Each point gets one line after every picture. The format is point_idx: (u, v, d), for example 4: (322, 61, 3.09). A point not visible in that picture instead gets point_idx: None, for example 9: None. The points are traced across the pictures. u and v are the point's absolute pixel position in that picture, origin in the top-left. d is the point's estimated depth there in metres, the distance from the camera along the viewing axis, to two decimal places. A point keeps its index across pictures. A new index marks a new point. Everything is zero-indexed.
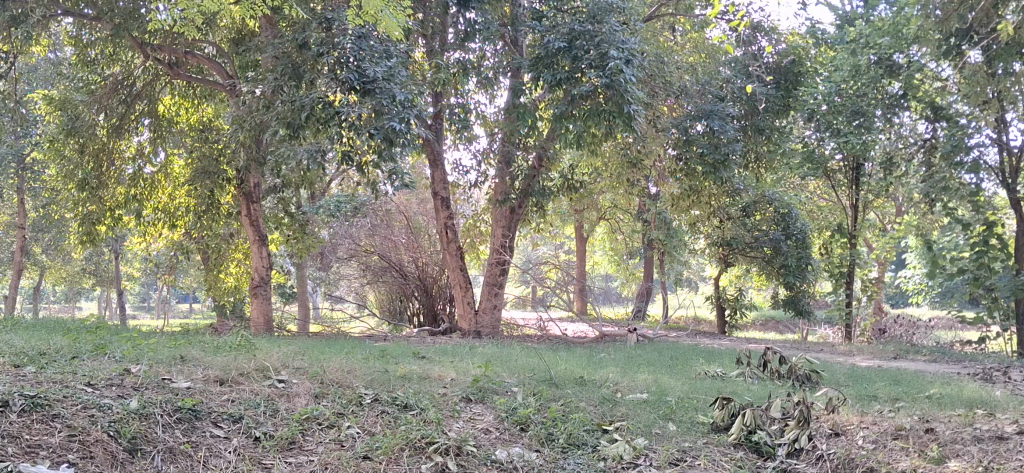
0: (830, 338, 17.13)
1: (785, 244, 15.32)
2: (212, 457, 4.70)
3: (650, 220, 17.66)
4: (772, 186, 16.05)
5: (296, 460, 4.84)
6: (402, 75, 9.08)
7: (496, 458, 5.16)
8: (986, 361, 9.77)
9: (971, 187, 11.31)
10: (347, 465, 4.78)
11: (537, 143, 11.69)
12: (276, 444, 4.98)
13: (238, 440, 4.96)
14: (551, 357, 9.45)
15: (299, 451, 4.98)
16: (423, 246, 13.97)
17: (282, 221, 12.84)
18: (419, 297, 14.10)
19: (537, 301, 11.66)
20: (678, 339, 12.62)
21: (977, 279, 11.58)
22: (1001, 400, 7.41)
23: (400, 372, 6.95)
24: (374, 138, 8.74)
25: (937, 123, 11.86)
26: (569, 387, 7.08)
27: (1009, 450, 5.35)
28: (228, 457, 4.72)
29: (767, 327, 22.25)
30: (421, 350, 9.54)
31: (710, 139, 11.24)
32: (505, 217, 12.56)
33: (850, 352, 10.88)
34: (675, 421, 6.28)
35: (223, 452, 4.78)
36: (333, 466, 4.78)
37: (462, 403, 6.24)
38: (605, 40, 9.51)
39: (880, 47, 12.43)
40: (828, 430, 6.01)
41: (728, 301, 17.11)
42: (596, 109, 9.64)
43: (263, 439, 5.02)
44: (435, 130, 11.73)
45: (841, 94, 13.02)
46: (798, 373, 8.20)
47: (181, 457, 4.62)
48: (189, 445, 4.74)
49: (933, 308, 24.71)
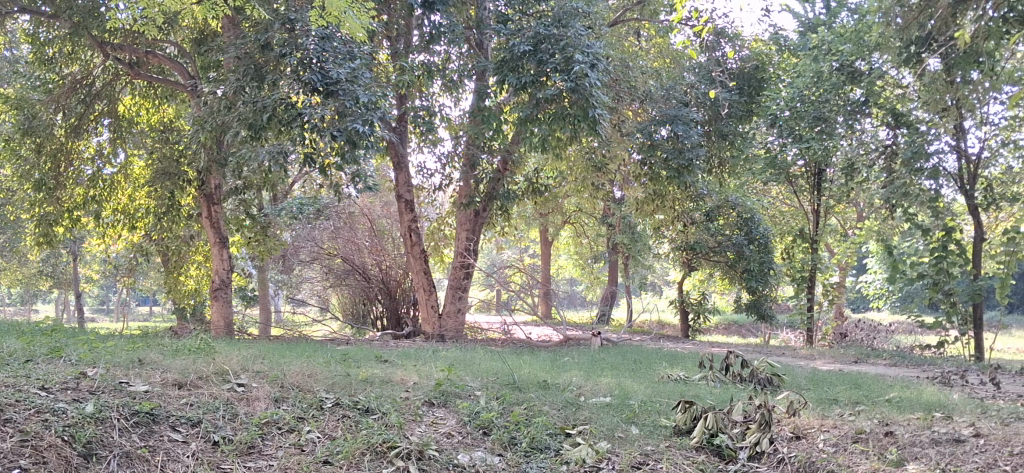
0: (793, 341, 17.26)
1: (748, 249, 15.50)
2: (170, 462, 4.64)
3: (614, 224, 17.73)
4: (735, 190, 16.17)
5: (255, 464, 4.79)
6: (365, 77, 9.01)
7: (458, 462, 5.15)
8: (943, 365, 9.89)
9: (930, 193, 11.41)
10: (308, 469, 4.74)
11: (503, 145, 11.67)
12: (236, 449, 4.92)
13: (197, 444, 4.89)
14: (515, 361, 9.44)
15: (259, 456, 4.92)
16: (387, 249, 13.92)
17: (243, 223, 12.73)
18: (383, 300, 14.07)
19: (501, 305, 11.64)
20: (642, 342, 12.67)
21: (936, 284, 11.76)
22: (958, 403, 7.52)
23: (362, 376, 6.90)
24: (337, 141, 8.67)
25: (899, 130, 11.96)
26: (532, 390, 7.07)
27: (966, 453, 5.43)
28: (186, 461, 4.65)
29: (730, 332, 22.49)
30: (384, 354, 9.49)
31: (674, 144, 11.33)
32: (469, 220, 12.53)
33: (811, 355, 10.99)
34: (638, 425, 6.31)
35: (181, 456, 4.72)
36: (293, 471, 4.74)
37: (424, 406, 6.20)
38: (571, 45, 9.53)
39: (841, 54, 12.43)
40: (789, 433, 6.07)
41: (692, 305, 17.21)
42: (561, 113, 9.68)
43: (222, 444, 4.95)
44: (399, 132, 11.68)
45: (803, 100, 13.18)
46: (759, 377, 8.31)
47: (138, 462, 4.55)
48: (146, 449, 4.68)
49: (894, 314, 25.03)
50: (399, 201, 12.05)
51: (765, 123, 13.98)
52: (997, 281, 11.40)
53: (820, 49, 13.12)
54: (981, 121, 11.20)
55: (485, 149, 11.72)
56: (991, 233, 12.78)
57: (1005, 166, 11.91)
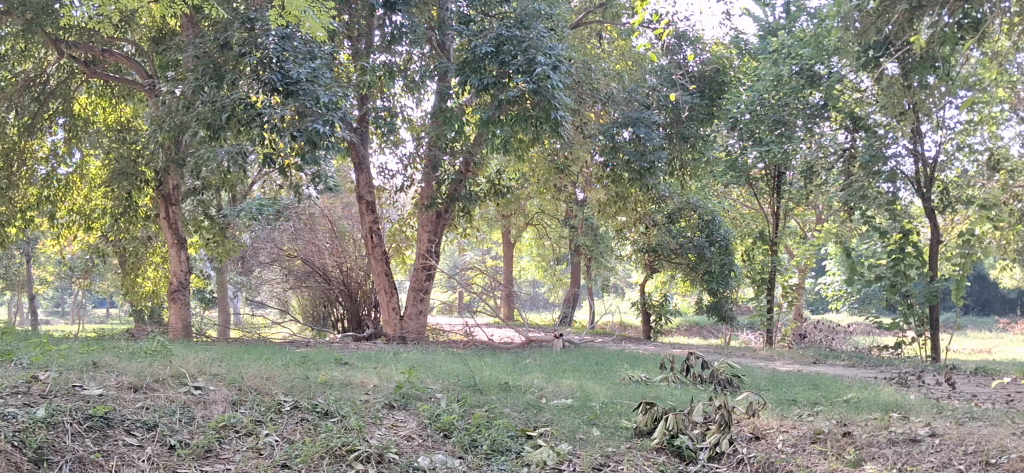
0: (753, 343, 17.40)
1: (709, 251, 15.63)
2: (125, 467, 4.56)
3: (576, 226, 17.78)
4: (696, 192, 16.28)
5: (212, 468, 4.71)
6: (325, 77, 8.92)
7: (419, 465, 5.10)
8: (901, 366, 10.03)
9: (887, 196, 11.56)
10: None
11: (464, 147, 11.64)
12: (192, 453, 4.85)
13: (152, 448, 4.81)
14: (477, 363, 9.41)
15: (216, 460, 4.85)
16: (347, 251, 13.73)
17: (201, 224, 12.63)
18: (343, 302, 13.96)
19: (463, 307, 11.59)
20: (604, 345, 12.69)
21: (893, 286, 11.92)
22: (914, 403, 7.62)
23: (321, 379, 6.82)
24: (297, 141, 8.57)
25: (857, 133, 12.09)
26: (493, 393, 7.04)
27: (922, 452, 5.49)
28: (141, 466, 4.57)
29: (692, 333, 22.66)
30: (344, 356, 9.41)
31: (636, 146, 11.39)
32: (431, 222, 12.48)
33: (772, 356, 11.09)
34: (599, 426, 6.31)
35: (136, 460, 4.64)
36: None
37: (384, 409, 6.15)
38: (533, 46, 9.56)
39: (801, 58, 12.61)
40: (749, 434, 6.10)
41: (653, 306, 17.29)
42: (522, 115, 9.67)
43: (178, 448, 4.88)
44: (360, 133, 11.59)
45: (762, 104, 13.28)
46: (720, 378, 8.37)
47: (91, 467, 4.47)
48: (100, 455, 4.59)
49: (854, 315, 25.34)
50: (360, 203, 11.94)
51: (726, 126, 14.15)
52: (953, 283, 11.58)
53: (780, 53, 13.29)
54: (938, 125, 11.40)
55: (447, 150, 11.67)
56: (947, 235, 12.99)
57: (960, 170, 12.23)
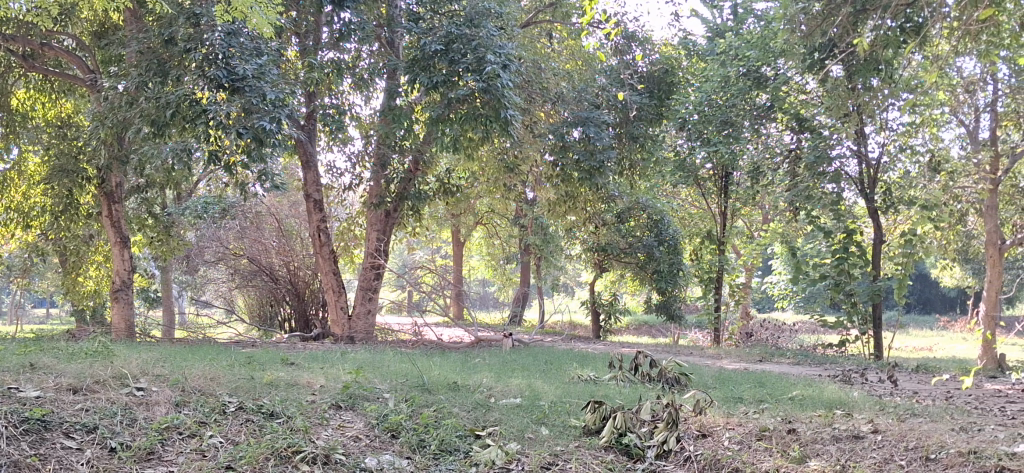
0: (700, 342, 17.57)
1: (657, 250, 15.77)
2: (63, 470, 4.45)
3: (526, 225, 17.79)
4: (645, 192, 16.42)
5: (154, 471, 4.61)
6: (272, 74, 8.79)
7: (366, 466, 5.06)
8: (845, 363, 10.18)
9: (833, 196, 11.73)
10: None
11: (414, 145, 11.59)
12: (134, 455, 4.75)
13: (92, 451, 4.71)
14: (425, 362, 9.38)
15: (158, 462, 4.75)
16: (295, 250, 13.57)
17: (145, 223, 12.46)
18: (290, 302, 13.82)
19: (412, 306, 11.53)
20: (553, 344, 12.70)
21: (838, 285, 12.11)
22: (858, 400, 7.75)
23: (267, 380, 6.73)
24: (242, 138, 8.47)
25: (802, 134, 12.22)
26: (442, 392, 7.02)
27: (865, 449, 5.58)
28: (79, 470, 4.47)
29: (640, 332, 22.82)
30: (290, 356, 9.31)
31: (586, 146, 11.47)
32: (380, 221, 12.39)
33: (719, 355, 11.20)
34: (547, 425, 6.32)
35: (74, 464, 4.53)
36: None
37: (331, 410, 6.09)
38: (482, 45, 9.55)
39: (748, 59, 12.80)
40: (695, 432, 6.16)
41: (603, 305, 17.37)
42: (472, 113, 9.70)
43: (119, 450, 4.78)
44: (307, 131, 11.47)
45: (711, 104, 13.52)
46: (668, 376, 8.44)
47: (26, 472, 4.34)
48: (36, 458, 4.48)
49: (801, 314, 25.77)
50: (308, 201, 11.81)
51: (676, 126, 14.40)
52: (895, 282, 11.79)
53: (728, 55, 13.47)
54: (881, 127, 11.62)
55: (396, 149, 11.62)
56: (889, 235, 13.24)
57: (902, 171, 12.45)
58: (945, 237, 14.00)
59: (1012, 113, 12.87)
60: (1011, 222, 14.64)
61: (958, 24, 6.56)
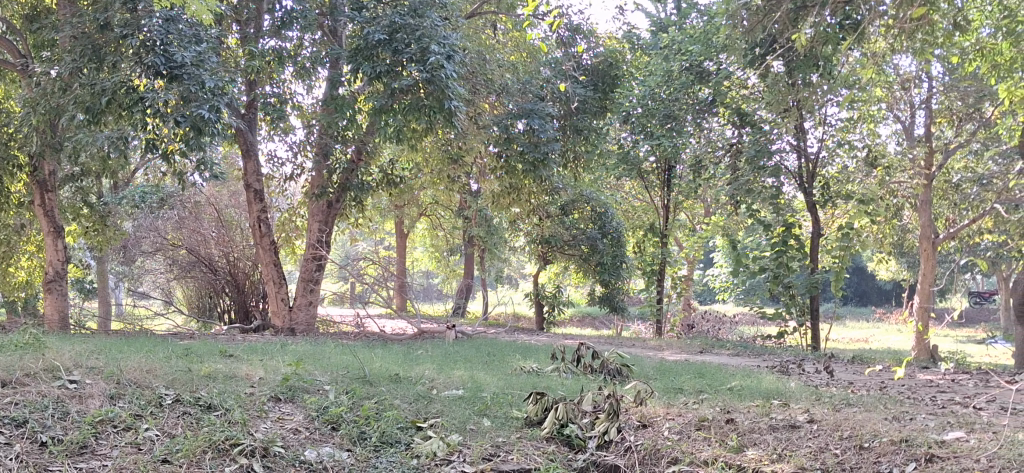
0: (642, 333, 17.72)
1: (601, 243, 15.87)
2: None
3: (469, 217, 17.75)
4: (589, 185, 16.51)
5: (87, 465, 4.52)
6: (212, 62, 8.62)
7: (305, 458, 5.03)
8: (783, 355, 10.35)
9: (772, 190, 11.90)
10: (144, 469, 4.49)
11: (357, 136, 11.49)
12: (66, 449, 4.64)
13: (22, 446, 4.60)
14: (367, 354, 9.32)
15: (92, 456, 4.66)
16: (234, 240, 13.43)
17: (80, 212, 12.21)
18: (229, 294, 13.63)
19: (354, 298, 11.43)
20: (496, 335, 12.72)
21: (777, 277, 12.30)
22: (795, 390, 7.89)
23: (205, 372, 6.62)
24: (181, 127, 8.33)
25: (744, 129, 12.46)
26: (383, 384, 6.98)
27: (801, 438, 5.67)
28: (8, 464, 4.35)
29: (584, 324, 22.97)
30: (229, 349, 9.16)
31: (529, 138, 11.52)
32: (321, 212, 12.25)
33: (661, 346, 11.31)
34: (489, 417, 6.31)
35: (3, 459, 4.41)
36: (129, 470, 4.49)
37: (270, 402, 6.01)
38: (426, 35, 9.51)
39: (691, 54, 12.96)
40: (636, 422, 6.22)
41: (547, 297, 17.41)
42: (415, 104, 9.62)
43: (50, 444, 4.67)
44: (247, 119, 11.29)
45: (654, 98, 13.62)
46: (609, 368, 8.49)
47: None
48: None
49: (742, 308, 26.16)
50: (248, 191, 11.65)
51: (620, 120, 14.49)
52: (833, 275, 12.00)
53: (671, 49, 13.58)
54: (820, 122, 11.82)
55: (339, 139, 11.50)
56: (828, 228, 13.48)
57: (840, 165, 12.64)
58: (881, 231, 14.31)
59: (946, 109, 13.19)
60: (944, 216, 15.03)
61: (894, 22, 6.71)
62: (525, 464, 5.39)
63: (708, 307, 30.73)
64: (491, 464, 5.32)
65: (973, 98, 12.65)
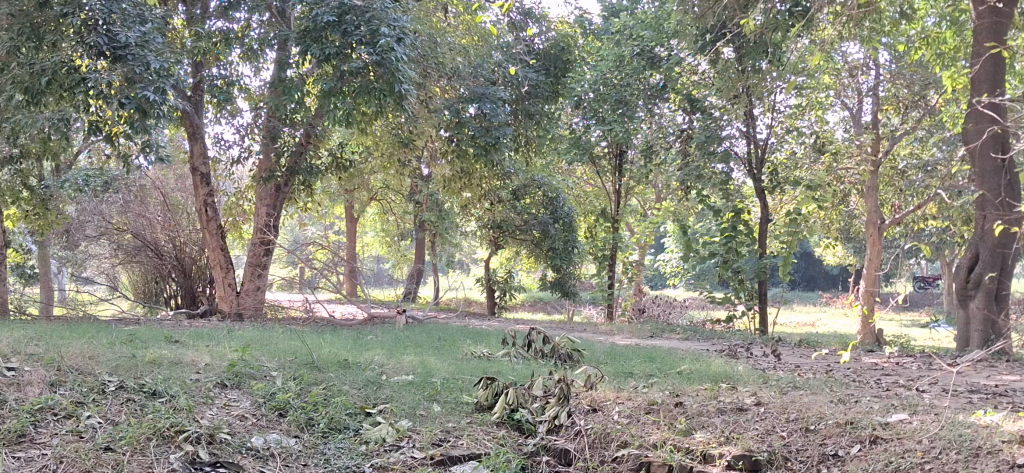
0: (593, 318, 17.83)
1: (552, 227, 15.87)
2: None
3: (420, 202, 17.63)
4: (540, 169, 16.54)
5: (26, 454, 4.42)
6: (156, 42, 8.46)
7: (252, 445, 4.97)
8: (732, 339, 10.47)
9: (722, 176, 12.01)
10: (85, 458, 4.38)
11: (306, 119, 11.35)
12: (4, 438, 4.52)
13: None
14: (316, 340, 9.23)
15: (30, 445, 4.54)
16: (180, 225, 13.27)
17: (20, 196, 11.90)
18: (176, 279, 13.48)
19: (303, 283, 11.31)
20: (447, 321, 12.68)
21: (726, 262, 12.44)
22: (743, 374, 7.98)
23: (150, 358, 6.50)
24: (125, 108, 8.18)
25: (693, 115, 12.69)
26: (332, 370, 6.91)
27: (748, 421, 5.73)
28: None
29: (535, 309, 23.05)
30: (174, 334, 9.02)
31: (481, 122, 11.49)
32: (269, 196, 12.08)
33: (612, 331, 11.39)
34: (440, 402, 6.30)
35: None
36: (69, 460, 4.37)
37: (216, 389, 5.91)
38: (376, 17, 9.43)
39: (641, 39, 13.06)
40: (586, 406, 6.24)
41: (498, 282, 17.40)
42: (365, 87, 9.52)
43: None
44: (194, 102, 11.08)
45: (605, 84, 13.48)
46: (561, 352, 8.51)
47: None
48: None
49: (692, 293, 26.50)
50: (194, 174, 11.45)
51: (571, 105, 14.51)
52: (780, 260, 12.15)
53: (622, 34, 13.64)
54: (769, 108, 11.99)
55: (287, 122, 11.35)
56: (776, 214, 13.66)
57: (790, 151, 13.00)
58: (827, 216, 14.57)
59: (892, 97, 13.46)
60: (889, 202, 15.30)
61: (841, 9, 6.79)
62: (475, 449, 5.37)
63: (660, 292, 31.00)
64: (441, 449, 5.29)
65: (918, 85, 12.81)
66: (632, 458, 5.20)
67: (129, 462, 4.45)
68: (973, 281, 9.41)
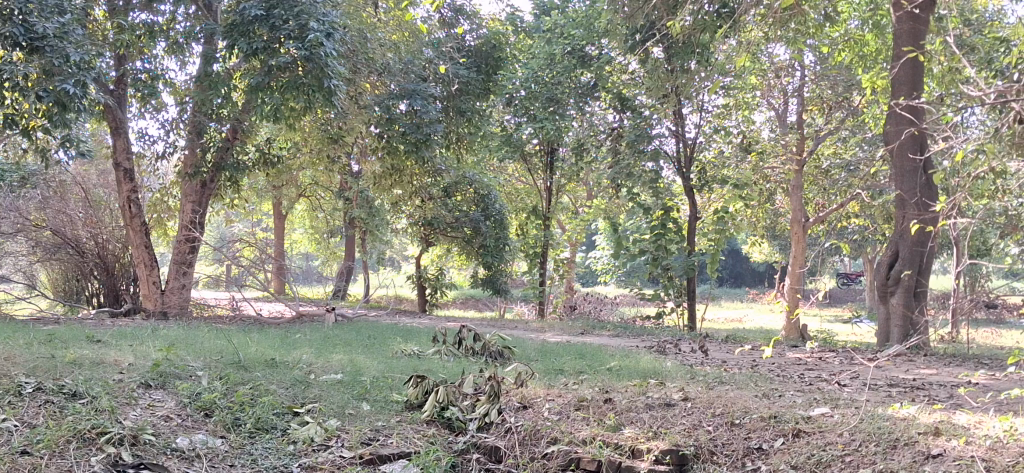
0: (524, 315, 17.88)
1: (484, 225, 15.86)
2: None
3: (351, 199, 17.48)
4: (471, 167, 16.53)
5: None
6: (76, 34, 8.22)
7: (177, 446, 4.86)
8: (660, 335, 10.61)
9: (652, 174, 12.17)
10: (2, 462, 4.23)
11: (232, 114, 11.17)
12: None
13: None
14: (242, 338, 9.09)
15: None
16: (102, 221, 13.02)
17: None
18: (98, 277, 13.16)
19: (230, 280, 11.11)
20: (377, 319, 12.60)
21: (656, 259, 12.59)
22: (671, 369, 8.07)
23: (71, 359, 6.32)
24: (43, 102, 7.96)
25: (624, 114, 12.85)
26: (259, 369, 6.80)
27: (676, 416, 5.80)
28: None
29: (467, 306, 23.03)
30: (97, 334, 8.79)
31: (412, 119, 11.50)
32: (195, 192, 11.86)
33: (543, 328, 11.46)
34: (369, 400, 6.25)
35: None
36: None
37: (140, 389, 5.78)
38: (305, 12, 9.32)
39: (572, 38, 13.21)
40: (517, 404, 6.26)
41: (429, 280, 17.32)
42: (294, 82, 9.40)
43: None
44: (116, 96, 10.81)
45: (536, 81, 13.77)
46: (491, 349, 8.51)
47: None
48: None
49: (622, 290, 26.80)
50: (117, 170, 11.18)
51: (502, 102, 14.52)
52: (708, 257, 12.34)
53: (552, 33, 13.71)
54: (697, 107, 12.16)
55: (213, 117, 11.15)
56: (704, 212, 13.86)
57: (717, 150, 13.22)
58: (753, 213, 14.86)
59: (817, 98, 13.80)
60: (813, 201, 15.64)
61: (769, 11, 6.91)
62: (405, 448, 5.34)
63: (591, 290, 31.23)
64: (370, 448, 5.25)
65: (841, 86, 13.17)
66: (562, 454, 5.19)
67: (49, 466, 4.33)
68: (893, 277, 9.67)
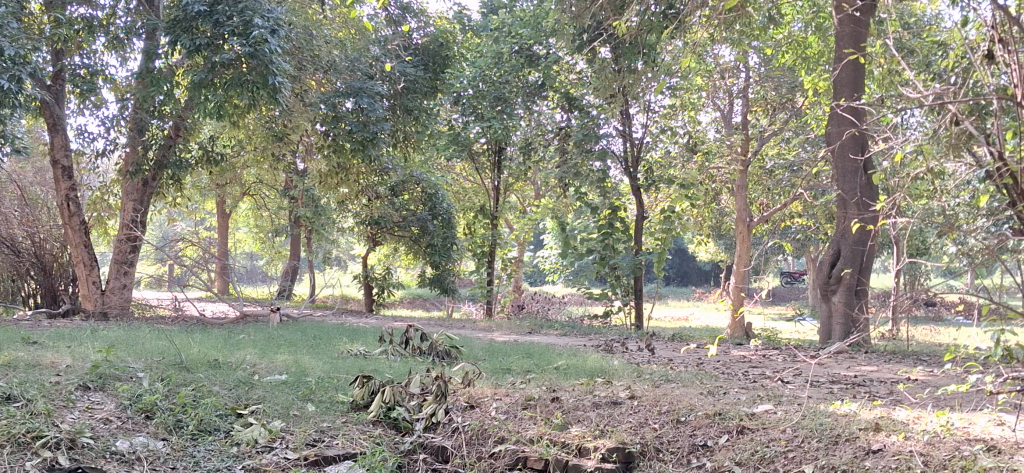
0: (472, 315, 17.83)
1: (431, 224, 15.80)
2: None
3: (296, 197, 17.29)
4: (418, 165, 16.46)
5: None
6: (12, 27, 8.02)
7: (116, 449, 4.76)
8: (608, 334, 10.65)
9: (598, 173, 12.24)
10: None
11: (173, 110, 10.99)
12: None
13: None
14: (183, 339, 8.94)
15: None
16: (39, 220, 12.71)
17: None
18: (35, 277, 12.84)
19: (172, 280, 10.93)
20: (322, 318, 12.47)
21: (603, 259, 12.64)
22: (618, 368, 8.10)
23: (6, 361, 6.15)
24: None
25: (571, 113, 12.89)
26: (202, 370, 6.69)
27: (622, 414, 5.82)
28: None
29: (415, 305, 22.89)
30: (33, 335, 8.58)
31: (358, 117, 11.27)
32: (135, 190, 11.63)
33: (491, 327, 11.45)
34: (314, 401, 6.17)
35: None
36: None
37: (78, 391, 5.64)
38: (249, 8, 9.20)
39: (519, 37, 13.24)
40: (464, 403, 6.23)
41: (376, 279, 17.20)
42: (237, 78, 9.27)
43: None
44: (53, 91, 10.57)
45: (484, 80, 13.54)
46: (438, 349, 8.46)
47: None
48: None
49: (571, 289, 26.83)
50: (54, 166, 10.92)
51: (450, 101, 14.48)
52: (655, 256, 12.43)
53: (499, 32, 13.71)
54: (643, 107, 12.24)
55: (155, 114, 10.96)
56: (651, 212, 13.95)
57: (663, 150, 13.32)
58: (699, 213, 14.98)
59: (761, 99, 13.97)
60: (758, 201, 15.82)
61: (715, 13, 6.97)
62: (350, 449, 5.29)
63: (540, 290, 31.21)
64: (314, 449, 5.19)
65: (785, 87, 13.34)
66: (508, 453, 5.18)
67: None
68: (834, 276, 9.77)
